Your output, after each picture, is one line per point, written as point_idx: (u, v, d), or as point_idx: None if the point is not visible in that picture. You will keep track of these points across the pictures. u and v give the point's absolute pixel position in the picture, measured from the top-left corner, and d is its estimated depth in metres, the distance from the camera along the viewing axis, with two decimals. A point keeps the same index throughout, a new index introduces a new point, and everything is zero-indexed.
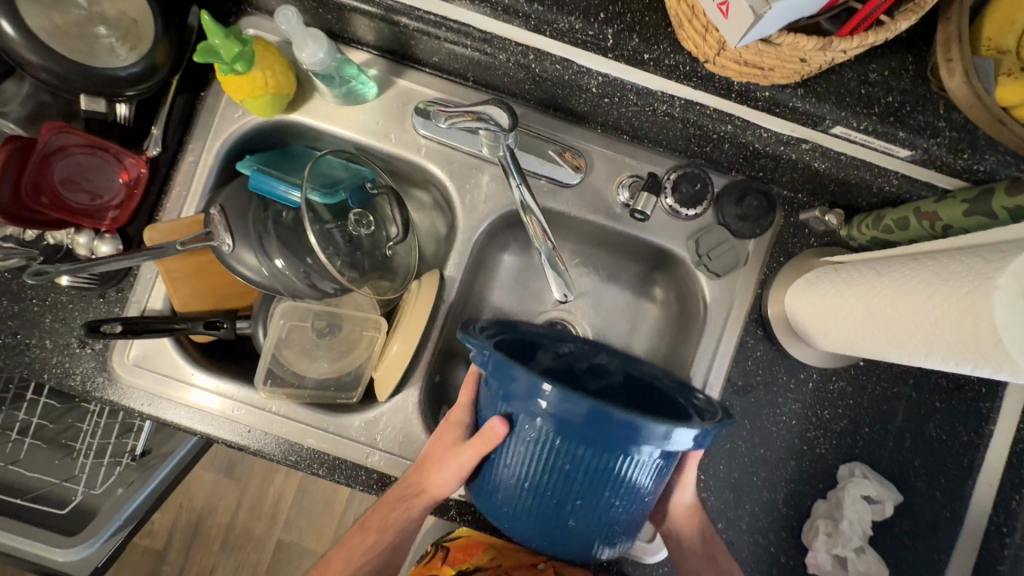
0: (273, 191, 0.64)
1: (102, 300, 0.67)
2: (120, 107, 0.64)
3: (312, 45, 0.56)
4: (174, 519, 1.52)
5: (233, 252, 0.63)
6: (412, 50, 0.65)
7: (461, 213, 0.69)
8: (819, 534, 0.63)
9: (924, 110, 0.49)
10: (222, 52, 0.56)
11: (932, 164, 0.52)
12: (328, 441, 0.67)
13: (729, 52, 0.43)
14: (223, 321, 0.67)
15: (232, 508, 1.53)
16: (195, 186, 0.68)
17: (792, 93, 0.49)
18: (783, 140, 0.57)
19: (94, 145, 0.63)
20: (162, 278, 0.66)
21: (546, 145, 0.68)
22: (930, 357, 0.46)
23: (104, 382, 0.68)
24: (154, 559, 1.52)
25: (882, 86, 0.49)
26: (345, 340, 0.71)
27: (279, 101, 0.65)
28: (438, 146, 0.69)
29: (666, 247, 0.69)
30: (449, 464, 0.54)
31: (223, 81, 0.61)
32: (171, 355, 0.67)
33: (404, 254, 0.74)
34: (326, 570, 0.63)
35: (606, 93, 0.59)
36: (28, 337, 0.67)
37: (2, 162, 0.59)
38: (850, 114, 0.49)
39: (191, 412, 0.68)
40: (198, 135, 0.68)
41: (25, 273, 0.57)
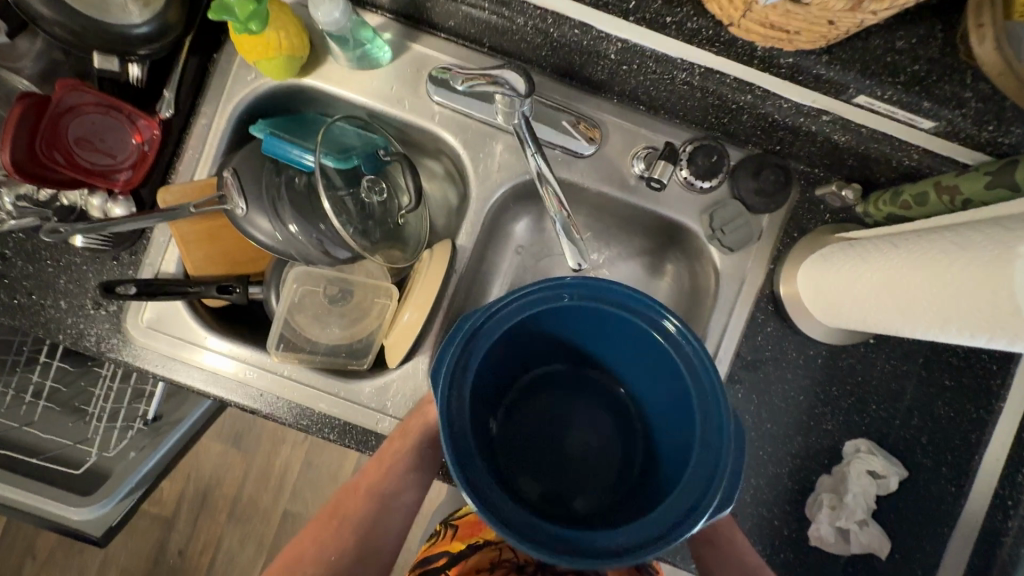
0: (286, 155, 0.64)
1: (115, 263, 0.68)
2: (132, 68, 0.63)
3: (327, 4, 0.56)
4: (182, 488, 1.56)
5: (246, 216, 0.63)
6: (428, 14, 0.64)
7: (474, 182, 0.69)
8: (822, 507, 0.64)
9: (952, 80, 0.48)
10: (236, 10, 0.56)
11: (955, 136, 0.51)
12: (339, 406, 0.68)
13: (756, 13, 0.42)
14: (235, 286, 0.67)
15: (239, 479, 1.56)
16: (207, 149, 0.67)
17: (817, 60, 0.48)
18: (804, 112, 0.56)
19: (106, 105, 0.63)
20: (176, 242, 0.67)
21: (562, 114, 0.67)
22: (948, 330, 0.46)
23: (118, 344, 0.68)
24: (163, 526, 1.55)
25: (909, 54, 0.48)
26: (356, 308, 0.71)
27: (292, 63, 0.64)
28: (451, 113, 0.68)
29: (679, 221, 0.69)
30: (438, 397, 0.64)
31: (238, 41, 0.60)
32: (185, 319, 0.67)
33: (416, 224, 0.74)
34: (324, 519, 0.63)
35: (625, 60, 0.58)
36: (43, 298, 0.68)
37: (16, 119, 0.59)
38: (875, 82, 0.48)
39: (204, 375, 0.68)
40: (210, 97, 0.67)
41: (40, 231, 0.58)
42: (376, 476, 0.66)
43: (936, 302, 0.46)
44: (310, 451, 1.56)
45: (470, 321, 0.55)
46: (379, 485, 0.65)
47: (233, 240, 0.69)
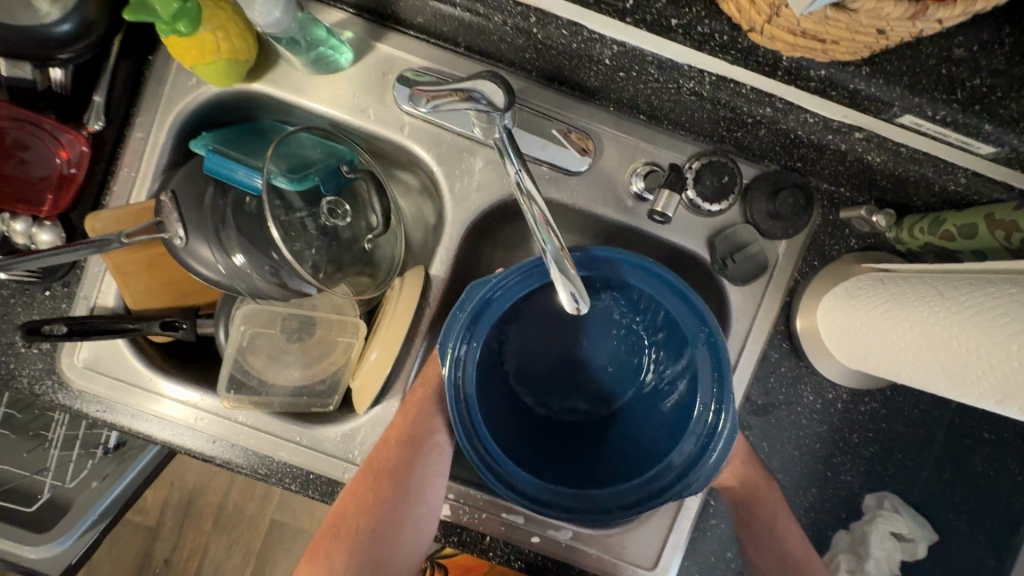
0: (232, 177, 0.55)
1: (47, 296, 0.60)
2: (53, 71, 0.55)
3: (264, 3, 0.47)
4: (166, 496, 1.51)
5: (186, 246, 0.55)
6: (393, 8, 0.55)
7: (450, 202, 0.61)
8: (840, 571, 0.57)
9: (1020, 98, 0.39)
10: (159, 9, 0.47)
11: (1018, 164, 0.42)
12: (301, 455, 0.61)
13: (785, 19, 0.34)
14: (182, 321, 0.60)
15: (224, 488, 1.52)
16: (145, 166, 0.59)
17: (855, 73, 0.39)
18: (833, 127, 0.48)
19: (21, 119, 0.54)
20: (112, 273, 0.59)
21: (550, 125, 0.58)
22: (1006, 407, 0.38)
23: (54, 386, 0.61)
24: (147, 536, 1.51)
25: (969, 66, 0.39)
26: (319, 344, 0.63)
27: (236, 68, 0.55)
28: (424, 123, 0.60)
29: (683, 246, 0.61)
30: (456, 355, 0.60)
31: (169, 44, 0.52)
32: (126, 358, 0.60)
33: (388, 246, 0.66)
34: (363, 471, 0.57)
35: (621, 66, 0.49)
36: None
37: None
38: (926, 101, 0.39)
39: (151, 420, 0.61)
40: (147, 106, 0.59)
41: None
42: (407, 418, 0.59)
43: (988, 373, 0.38)
44: None
45: (468, 308, 0.52)
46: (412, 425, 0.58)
47: (180, 270, 0.61)
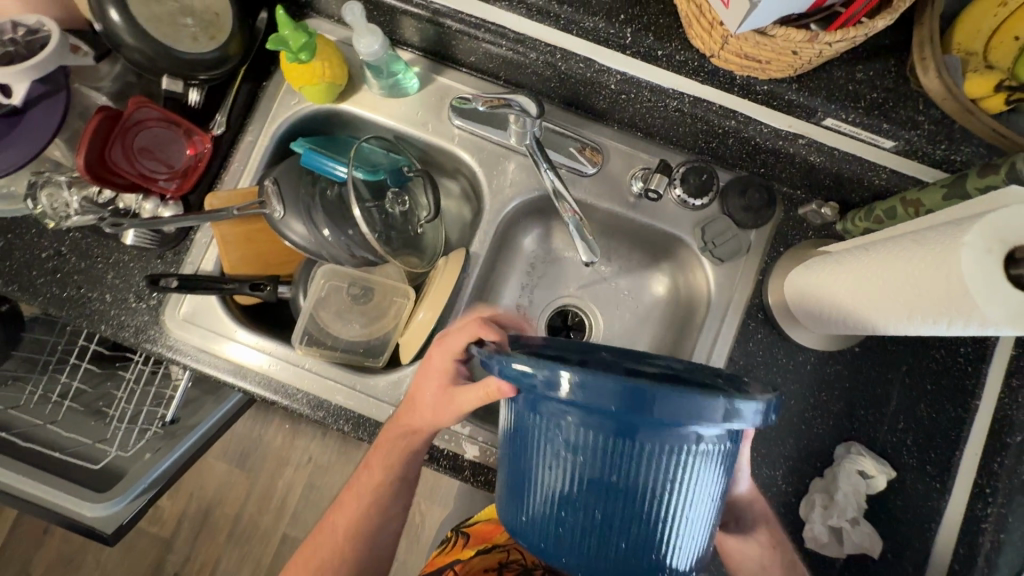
0: (322, 168, 0.72)
1: (159, 260, 0.74)
2: (193, 93, 0.72)
3: (369, 37, 0.64)
4: (183, 506, 1.56)
5: (283, 219, 0.70)
6: (453, 50, 0.74)
7: (488, 196, 0.76)
8: (815, 507, 0.66)
9: (905, 106, 0.55)
10: (290, 42, 0.65)
11: (914, 155, 0.58)
12: (355, 399, 0.72)
13: (732, 45, 0.50)
14: (266, 283, 0.74)
15: (240, 500, 1.57)
16: (252, 162, 0.76)
17: (788, 87, 0.56)
18: (782, 135, 0.63)
19: (170, 120, 0.71)
20: (216, 242, 0.73)
21: (568, 139, 0.75)
22: (913, 319, 0.50)
23: (156, 335, 0.74)
24: (161, 547, 1.55)
25: (867, 84, 0.55)
26: (376, 307, 0.77)
27: (332, 90, 0.73)
28: (470, 135, 0.77)
29: (673, 234, 0.75)
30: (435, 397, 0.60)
31: (286, 69, 0.70)
32: (219, 313, 0.73)
33: (433, 234, 0.81)
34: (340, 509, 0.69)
35: (623, 90, 0.66)
36: (91, 291, 0.74)
37: (94, 130, 0.66)
38: (839, 107, 0.56)
39: (232, 366, 0.74)
40: (258, 118, 0.76)
41: (103, 224, 0.68)
42: (371, 484, 0.67)
43: (906, 290, 0.50)
44: (312, 473, 1.58)
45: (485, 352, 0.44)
46: (375, 494, 0.67)
47: (268, 243, 0.75)
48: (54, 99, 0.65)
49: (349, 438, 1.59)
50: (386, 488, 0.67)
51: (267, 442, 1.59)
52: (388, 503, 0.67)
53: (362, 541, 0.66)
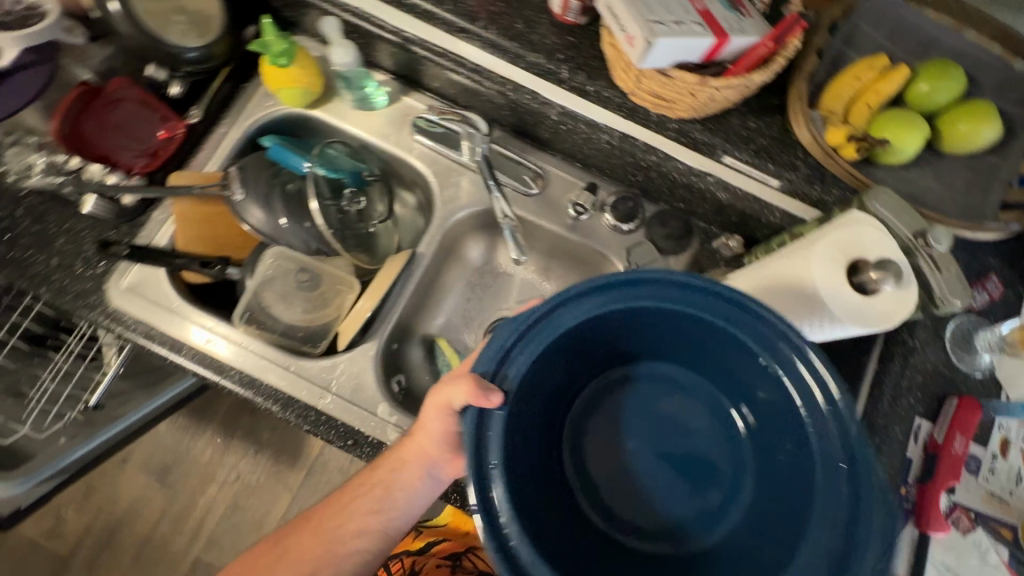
0: (288, 160, 0.78)
1: (114, 230, 0.77)
2: (174, 86, 0.79)
3: (342, 51, 0.74)
4: (91, 519, 1.47)
5: (242, 202, 0.75)
6: (420, 75, 0.83)
7: (440, 203, 0.84)
8: None
9: (787, 152, 0.66)
10: (272, 47, 0.74)
11: (797, 194, 0.68)
12: (287, 380, 0.74)
13: (644, 86, 0.61)
14: (216, 262, 0.78)
15: (155, 517, 1.49)
16: (221, 151, 0.82)
17: (695, 127, 0.68)
18: (693, 172, 0.70)
19: (146, 101, 0.77)
20: (174, 220, 0.77)
21: (517, 164, 0.83)
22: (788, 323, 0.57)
23: (95, 302, 0.75)
24: (58, 563, 1.45)
25: (757, 132, 0.67)
26: (321, 296, 0.82)
27: (306, 96, 0.81)
28: (427, 150, 0.85)
29: (605, 255, 0.83)
30: (435, 426, 0.65)
31: (265, 71, 0.78)
32: (164, 286, 0.76)
33: (385, 235, 0.87)
34: (282, 557, 0.69)
35: (563, 122, 0.73)
36: (36, 253, 0.75)
37: (71, 101, 0.74)
38: (734, 146, 0.67)
39: (168, 341, 0.75)
40: (233, 113, 0.83)
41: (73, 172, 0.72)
42: (312, 542, 0.69)
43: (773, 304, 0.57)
44: (237, 492, 1.51)
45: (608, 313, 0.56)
46: (318, 548, 0.69)
47: (223, 225, 0.79)
48: (40, 68, 0.71)
49: (283, 460, 1.54)
50: (337, 542, 0.69)
51: (196, 458, 1.52)
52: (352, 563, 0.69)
53: None
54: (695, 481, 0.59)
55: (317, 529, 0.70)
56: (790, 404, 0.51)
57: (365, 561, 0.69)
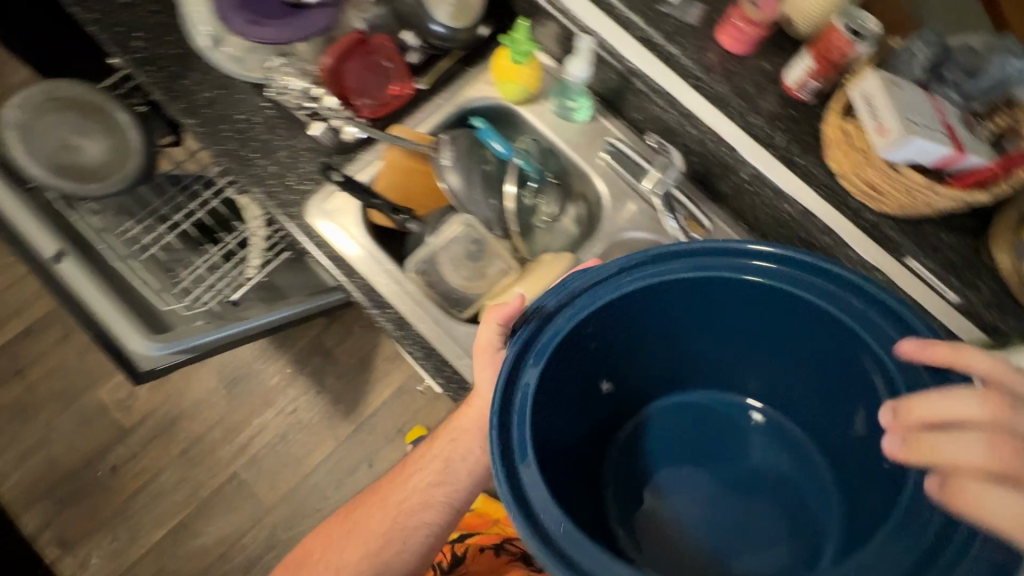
0: (493, 144, 0.87)
1: (328, 157, 0.86)
2: (416, 54, 0.89)
3: (578, 62, 0.82)
4: (157, 404, 1.56)
5: (445, 167, 0.83)
6: (626, 104, 0.90)
7: (606, 221, 0.90)
8: None
9: (974, 273, 0.68)
10: (519, 44, 0.84)
11: (970, 315, 0.69)
12: (435, 333, 0.80)
13: (862, 173, 0.66)
14: (404, 214, 0.86)
15: (211, 422, 1.56)
16: (434, 117, 0.91)
17: (889, 224, 0.70)
18: (863, 264, 0.76)
19: (395, 64, 0.86)
20: (382, 163, 0.86)
21: (690, 208, 0.88)
22: None
23: (298, 212, 0.85)
24: (114, 435, 1.53)
25: (946, 246, 0.70)
26: (480, 269, 0.85)
27: (522, 94, 0.90)
28: (610, 170, 0.91)
29: None
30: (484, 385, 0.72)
31: (500, 62, 0.87)
32: (357, 216, 0.84)
33: (545, 233, 0.94)
34: (370, 502, 0.83)
35: (750, 183, 0.81)
36: (263, 157, 0.86)
37: (342, 44, 0.84)
38: (923, 252, 0.69)
39: (346, 264, 0.84)
40: (452, 89, 0.93)
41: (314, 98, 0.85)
42: (393, 494, 0.81)
43: None
44: (290, 424, 1.58)
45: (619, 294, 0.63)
46: (396, 500, 0.81)
47: (419, 180, 0.88)
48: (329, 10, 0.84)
49: (338, 408, 1.60)
50: (411, 501, 0.80)
51: (263, 379, 1.61)
52: (421, 515, 0.80)
53: (391, 538, 0.79)
54: (781, 490, 0.74)
55: (392, 489, 0.82)
56: (843, 324, 0.60)
57: (430, 520, 0.80)
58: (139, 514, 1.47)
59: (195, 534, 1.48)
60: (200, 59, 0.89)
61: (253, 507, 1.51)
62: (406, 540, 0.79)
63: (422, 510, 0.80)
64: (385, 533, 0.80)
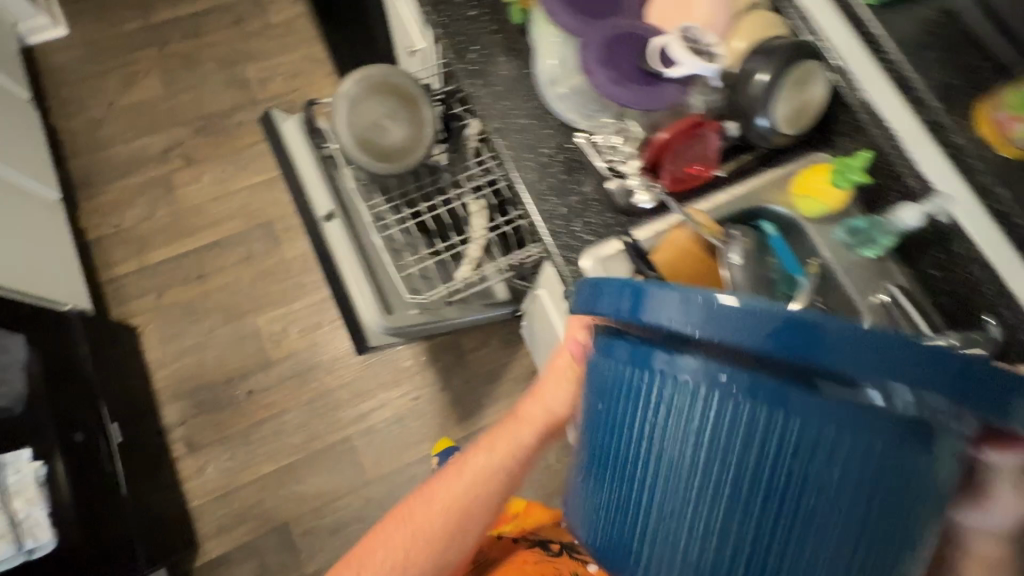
0: (785, 255, 0.83)
1: (613, 214, 0.88)
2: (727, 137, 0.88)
3: (914, 213, 0.80)
4: (302, 347, 1.66)
5: (732, 265, 0.79)
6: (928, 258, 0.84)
7: None
8: None
9: None
10: (854, 171, 0.83)
11: None
12: None
13: None
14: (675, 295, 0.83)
15: (343, 380, 1.64)
16: (717, 205, 0.89)
17: None
18: None
19: (711, 156, 0.87)
20: (665, 239, 0.83)
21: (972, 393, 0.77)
22: None
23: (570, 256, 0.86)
24: (259, 361, 1.63)
25: None
26: None
27: (822, 214, 0.87)
28: (888, 317, 0.83)
29: None
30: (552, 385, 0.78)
31: (819, 179, 0.86)
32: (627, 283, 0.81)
33: None
34: (430, 491, 0.79)
35: None
36: (554, 194, 0.89)
37: (683, 124, 0.84)
38: None
39: None
40: (745, 184, 0.91)
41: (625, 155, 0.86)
42: (450, 486, 0.78)
43: None
44: (409, 409, 1.63)
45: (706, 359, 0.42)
46: (450, 485, 0.78)
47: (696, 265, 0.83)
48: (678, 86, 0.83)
49: (455, 411, 1.63)
50: (470, 480, 0.77)
51: (399, 358, 1.67)
52: (468, 503, 0.77)
53: (448, 530, 0.77)
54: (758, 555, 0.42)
55: (450, 482, 0.78)
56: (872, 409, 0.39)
57: (483, 505, 0.77)
58: (259, 441, 1.56)
59: (298, 481, 1.54)
60: (525, 87, 0.94)
61: (354, 474, 1.56)
62: (441, 513, 0.77)
63: (480, 519, 0.78)
64: (435, 532, 0.76)
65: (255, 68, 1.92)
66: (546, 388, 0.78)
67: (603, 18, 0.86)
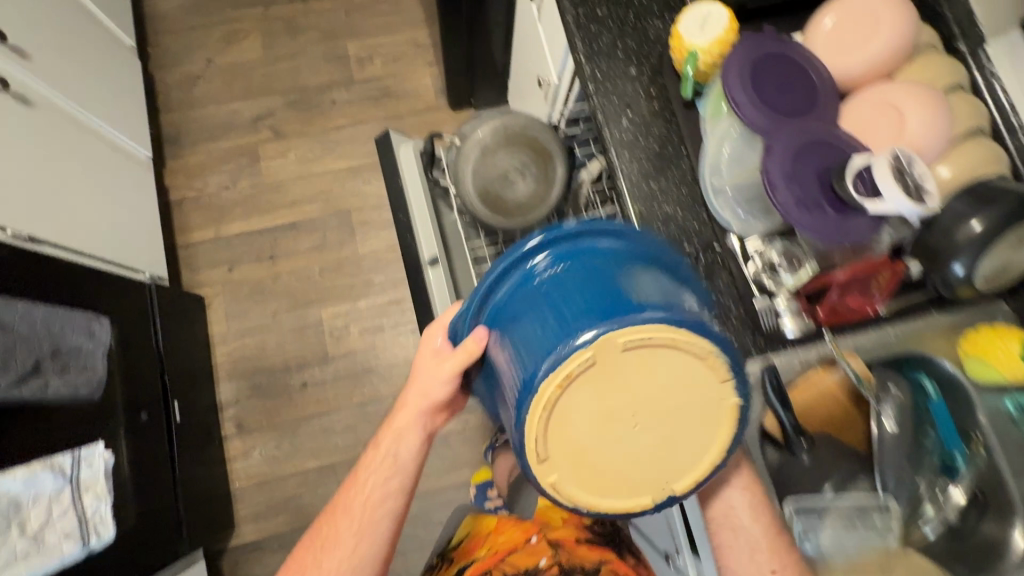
0: None
1: (752, 336, 0.79)
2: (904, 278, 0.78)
3: None
4: (362, 347, 1.63)
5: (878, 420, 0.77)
6: None
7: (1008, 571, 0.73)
8: None
9: None
10: None
11: None
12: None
13: None
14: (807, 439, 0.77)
15: (397, 389, 1.61)
16: (866, 342, 0.80)
17: None
18: None
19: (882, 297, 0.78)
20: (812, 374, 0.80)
21: None
22: None
23: None
24: (318, 353, 1.62)
25: None
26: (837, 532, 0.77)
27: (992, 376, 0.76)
28: None
29: None
30: (428, 373, 0.80)
31: (1003, 343, 0.74)
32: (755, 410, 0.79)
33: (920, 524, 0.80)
34: (350, 489, 0.87)
35: None
36: None
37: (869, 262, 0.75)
38: None
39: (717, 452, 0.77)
40: (905, 324, 0.80)
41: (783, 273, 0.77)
42: (367, 490, 0.86)
43: None
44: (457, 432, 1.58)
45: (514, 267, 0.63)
46: (374, 504, 0.85)
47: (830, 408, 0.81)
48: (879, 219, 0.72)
49: None
50: (384, 477, 0.86)
51: None
52: (383, 507, 0.85)
53: (368, 532, 0.85)
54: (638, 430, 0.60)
55: (363, 473, 0.87)
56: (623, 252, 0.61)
57: (392, 503, 0.85)
58: (307, 435, 1.56)
59: (338, 483, 1.54)
60: (679, 171, 0.84)
61: None
62: (374, 520, 0.85)
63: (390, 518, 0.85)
64: (355, 529, 0.85)
65: (356, 45, 1.84)
66: (423, 372, 0.81)
67: (801, 120, 0.75)
